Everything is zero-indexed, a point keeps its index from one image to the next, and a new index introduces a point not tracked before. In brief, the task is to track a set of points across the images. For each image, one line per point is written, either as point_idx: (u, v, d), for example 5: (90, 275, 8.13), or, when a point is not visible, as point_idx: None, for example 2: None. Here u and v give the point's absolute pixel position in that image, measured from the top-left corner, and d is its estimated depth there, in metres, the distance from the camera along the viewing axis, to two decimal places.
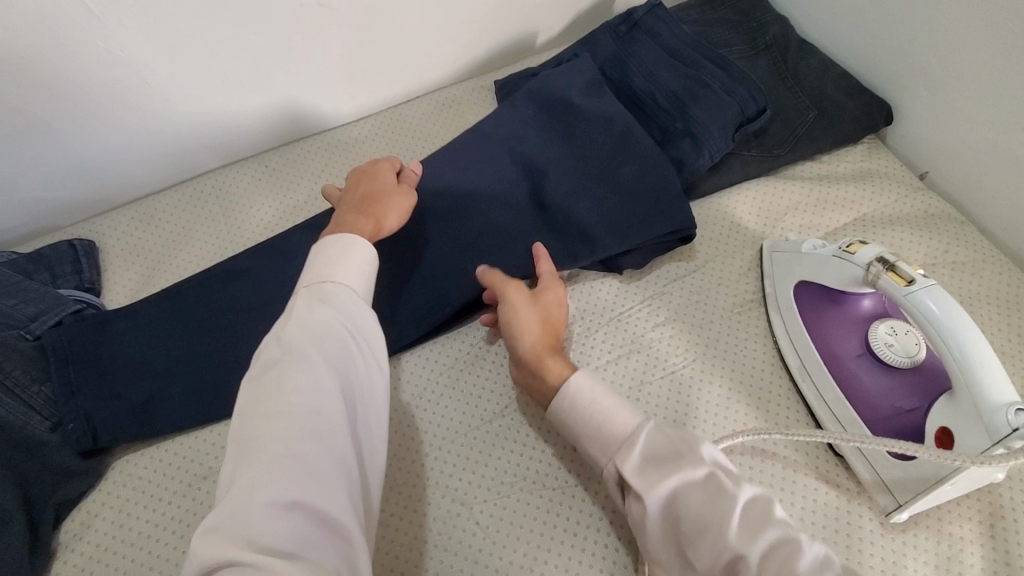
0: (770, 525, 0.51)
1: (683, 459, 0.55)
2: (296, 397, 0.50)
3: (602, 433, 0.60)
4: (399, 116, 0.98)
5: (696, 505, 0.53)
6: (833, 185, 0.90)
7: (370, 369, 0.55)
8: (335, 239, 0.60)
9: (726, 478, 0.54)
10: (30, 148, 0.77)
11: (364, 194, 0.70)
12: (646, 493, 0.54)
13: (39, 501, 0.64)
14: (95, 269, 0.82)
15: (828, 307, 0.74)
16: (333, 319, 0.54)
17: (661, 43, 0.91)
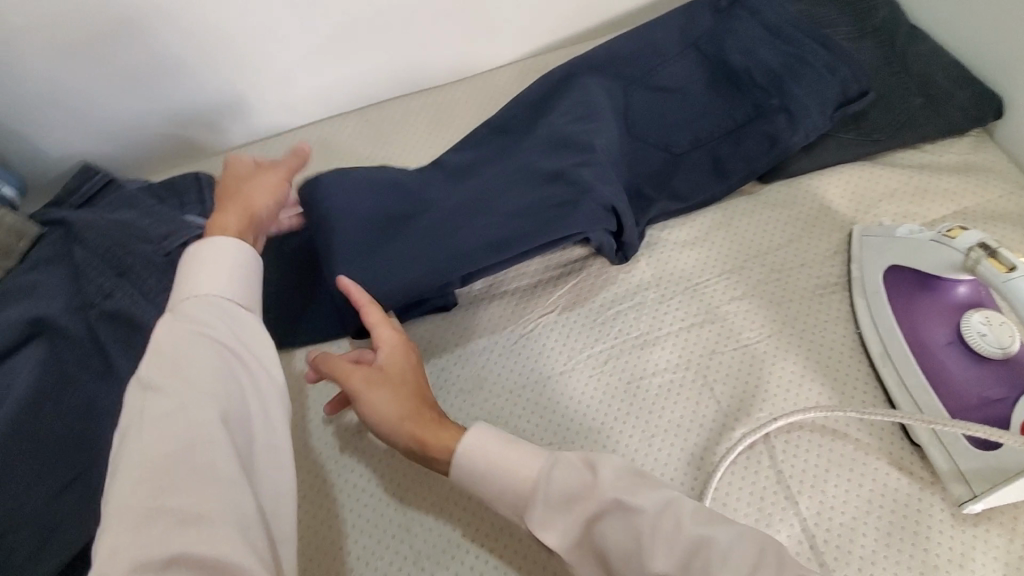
0: (690, 531, 0.50)
1: (589, 496, 0.54)
2: (160, 435, 0.49)
3: (503, 486, 0.57)
4: (491, 80, 1.02)
5: (615, 535, 0.52)
6: (932, 176, 0.87)
7: (254, 381, 0.56)
8: (188, 256, 0.61)
9: (631, 495, 0.53)
10: (171, 87, 0.86)
11: (227, 192, 0.69)
12: (560, 543, 0.55)
13: None
14: (215, 200, 0.91)
15: (919, 292, 0.72)
16: (203, 338, 0.55)
17: (761, 21, 0.89)
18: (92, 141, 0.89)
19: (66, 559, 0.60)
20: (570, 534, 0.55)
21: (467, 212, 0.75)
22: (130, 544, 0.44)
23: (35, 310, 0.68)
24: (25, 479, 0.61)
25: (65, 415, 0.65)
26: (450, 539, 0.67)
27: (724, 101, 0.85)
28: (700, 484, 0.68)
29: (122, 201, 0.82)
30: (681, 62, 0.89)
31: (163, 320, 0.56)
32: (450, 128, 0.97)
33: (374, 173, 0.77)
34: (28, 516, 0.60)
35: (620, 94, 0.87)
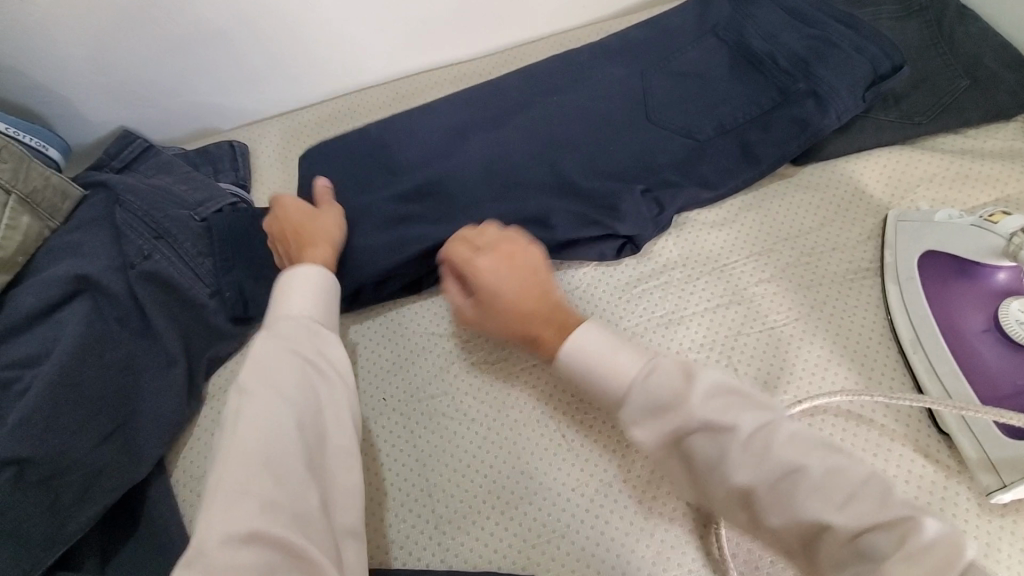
0: (781, 453, 0.47)
1: (680, 406, 0.50)
2: (250, 431, 0.50)
3: (599, 380, 0.56)
4: (520, 53, 1.01)
5: (702, 445, 0.49)
6: (976, 161, 0.84)
7: (338, 396, 0.57)
8: (289, 272, 0.63)
9: (723, 411, 0.49)
10: (205, 56, 0.87)
11: (298, 229, 0.69)
12: (648, 442, 0.52)
13: (196, 356, 0.75)
14: (248, 169, 0.93)
15: (956, 278, 0.71)
16: (291, 357, 0.56)
17: (780, 3, 0.86)
18: (129, 109, 0.91)
19: (105, 506, 0.64)
20: (655, 438, 0.52)
21: (490, 193, 0.78)
22: (214, 524, 0.45)
23: (80, 268, 0.70)
24: (69, 428, 0.63)
25: (106, 370, 0.67)
26: (472, 506, 0.68)
27: (750, 88, 0.82)
28: None
29: (159, 167, 0.84)
30: (701, 47, 0.86)
31: (258, 335, 0.57)
32: None
33: (372, 161, 0.81)
34: (73, 462, 0.63)
35: (637, 79, 0.85)
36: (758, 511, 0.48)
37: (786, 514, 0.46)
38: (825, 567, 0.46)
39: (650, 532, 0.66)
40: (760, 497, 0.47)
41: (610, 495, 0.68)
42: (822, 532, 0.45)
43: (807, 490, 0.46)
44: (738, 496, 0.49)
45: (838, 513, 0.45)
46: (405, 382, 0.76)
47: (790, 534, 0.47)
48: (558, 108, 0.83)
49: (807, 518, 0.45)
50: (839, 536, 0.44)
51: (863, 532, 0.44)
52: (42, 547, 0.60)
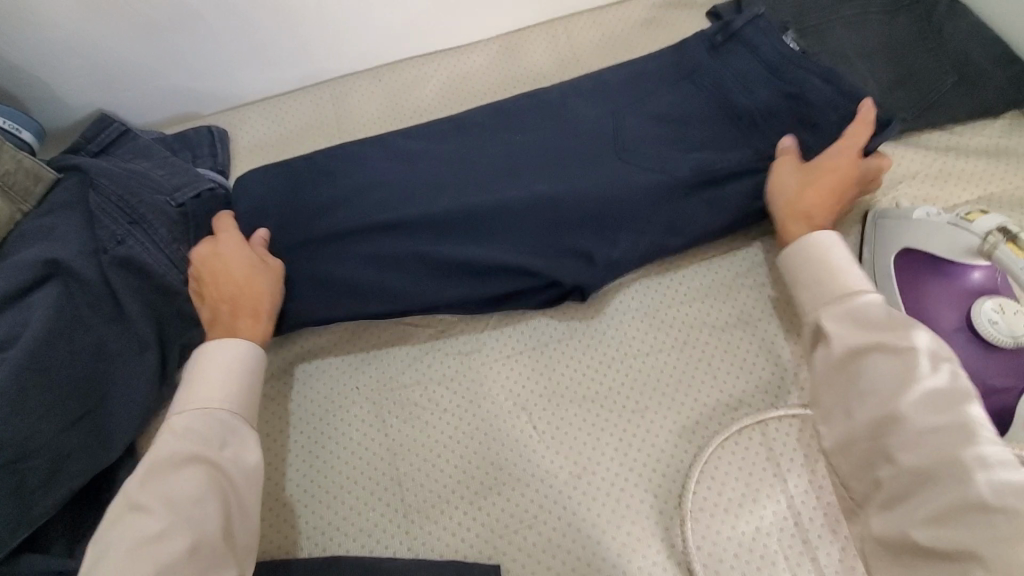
0: (959, 415, 0.53)
1: (896, 333, 0.58)
2: (140, 557, 0.52)
3: (817, 284, 0.66)
4: (510, 45, 1.00)
5: (881, 370, 0.58)
6: (960, 158, 0.84)
7: (244, 496, 0.60)
8: (205, 358, 0.65)
9: (928, 361, 0.56)
10: (182, 39, 0.86)
11: (224, 294, 0.71)
12: (833, 334, 0.62)
13: (169, 342, 0.75)
14: (227, 155, 0.93)
15: (931, 276, 0.70)
16: (196, 462, 0.58)
17: (759, 58, 0.80)
18: (107, 94, 0.90)
19: (72, 489, 0.65)
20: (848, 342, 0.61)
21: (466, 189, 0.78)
22: None
23: (50, 252, 0.69)
24: (36, 412, 0.63)
25: (75, 355, 0.67)
26: (441, 496, 0.69)
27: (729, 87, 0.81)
28: (690, 455, 0.69)
29: (135, 151, 0.84)
30: (676, 88, 0.82)
31: (161, 433, 0.60)
32: (466, 95, 0.97)
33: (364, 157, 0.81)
34: (39, 447, 0.63)
35: (616, 97, 0.83)
36: (893, 442, 0.54)
37: (928, 454, 0.52)
38: (915, 518, 0.51)
39: (618, 524, 0.66)
40: (909, 427, 0.54)
41: (579, 486, 0.68)
42: (949, 491, 0.50)
43: (967, 451, 0.51)
44: (886, 423, 0.55)
45: (1000, 519, 0.47)
46: (382, 374, 0.76)
47: (913, 475, 0.53)
48: (543, 107, 0.84)
49: (953, 467, 0.51)
50: (955, 500, 0.50)
51: (990, 509, 0.48)
52: (8, 529, 0.60)
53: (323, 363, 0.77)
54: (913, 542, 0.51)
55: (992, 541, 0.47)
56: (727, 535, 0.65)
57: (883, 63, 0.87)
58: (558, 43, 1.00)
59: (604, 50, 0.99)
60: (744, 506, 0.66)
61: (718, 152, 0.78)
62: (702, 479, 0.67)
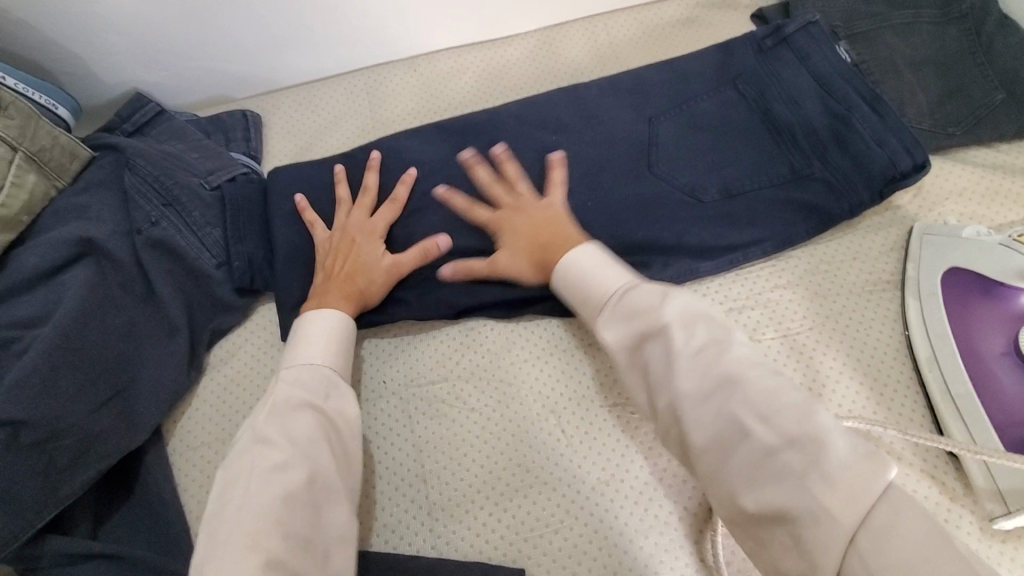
0: (724, 367, 0.50)
1: (651, 314, 0.55)
2: (264, 483, 0.53)
3: (589, 289, 0.62)
4: (547, 40, 0.98)
5: (658, 356, 0.53)
6: (1008, 177, 0.82)
7: (348, 444, 0.61)
8: (310, 318, 0.67)
9: (684, 322, 0.53)
10: (220, 21, 0.85)
11: (342, 268, 0.71)
12: (612, 342, 0.58)
13: (198, 326, 0.74)
14: (259, 140, 0.92)
15: (978, 297, 0.68)
16: (311, 406, 0.59)
17: (809, 67, 0.81)
18: (140, 72, 0.89)
19: (100, 471, 0.64)
20: (624, 340, 0.57)
21: None
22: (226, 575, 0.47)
23: (84, 231, 0.69)
24: (66, 393, 0.63)
25: (106, 335, 0.67)
26: (467, 496, 0.68)
27: (771, 97, 0.81)
28: None
29: (169, 133, 0.83)
30: (720, 91, 0.82)
31: (279, 378, 0.61)
32: (502, 89, 0.96)
33: (403, 149, 0.80)
34: (69, 428, 0.62)
35: (660, 100, 0.83)
36: (684, 420, 0.50)
37: (716, 428, 0.49)
38: (739, 488, 0.47)
39: (645, 534, 0.65)
40: (692, 404, 0.50)
41: (608, 493, 0.67)
42: (746, 448, 0.47)
43: (738, 402, 0.48)
44: (676, 406, 0.51)
45: (827, 488, 0.43)
46: (409, 371, 0.75)
47: (714, 447, 0.49)
48: (583, 104, 0.82)
49: (736, 425, 0.47)
50: (760, 455, 0.46)
51: (775, 453, 0.46)
52: (32, 510, 0.60)
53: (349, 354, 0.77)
54: (743, 512, 0.47)
55: (791, 486, 0.44)
56: None
57: (931, 74, 0.85)
58: (597, 41, 0.98)
59: (644, 50, 0.97)
60: None
61: (758, 159, 0.79)
62: None
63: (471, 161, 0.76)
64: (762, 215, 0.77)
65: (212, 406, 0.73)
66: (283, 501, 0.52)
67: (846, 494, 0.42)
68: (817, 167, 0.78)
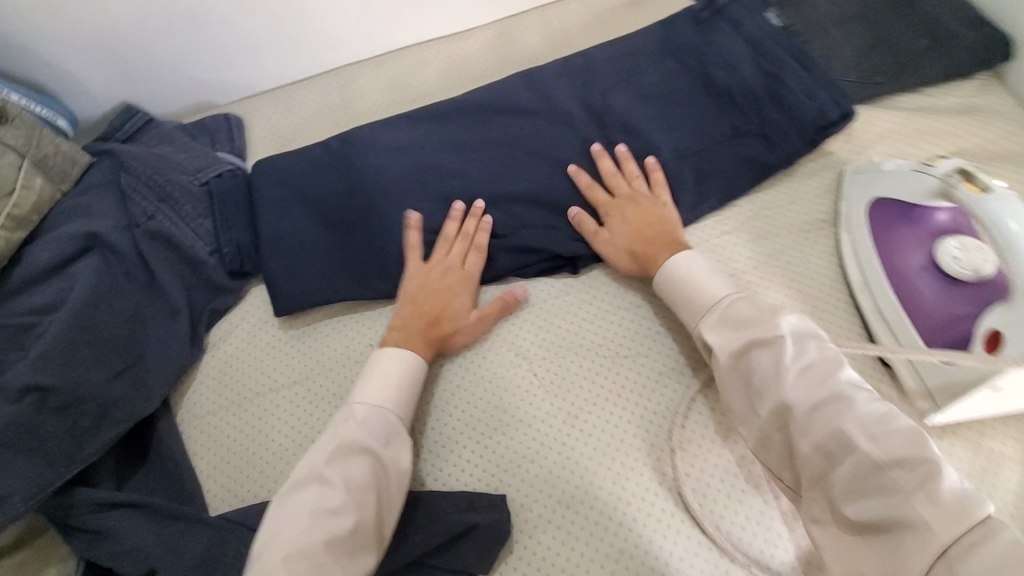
0: (833, 384, 0.58)
1: (763, 324, 0.64)
2: (312, 522, 0.57)
3: (689, 297, 0.71)
4: (505, 30, 1.06)
5: (764, 364, 0.62)
6: (936, 117, 0.88)
7: (395, 490, 0.64)
8: (387, 358, 0.70)
9: (795, 341, 0.62)
10: (201, 32, 0.93)
11: (427, 311, 0.75)
12: (719, 346, 0.66)
13: (198, 308, 0.81)
14: (243, 140, 0.99)
15: (899, 223, 0.74)
16: (368, 451, 0.63)
17: (740, 32, 0.89)
18: (129, 85, 0.96)
19: (119, 432, 0.71)
20: (730, 347, 0.65)
21: (467, 162, 0.85)
22: None
23: (89, 226, 0.76)
24: (84, 364, 0.70)
25: (116, 317, 0.74)
26: (450, 437, 0.75)
27: (709, 61, 0.88)
28: (676, 394, 0.74)
29: (160, 138, 0.91)
30: (663, 61, 0.90)
31: (345, 418, 0.65)
32: (465, 76, 1.03)
33: (375, 134, 0.88)
34: (89, 394, 0.70)
35: (607, 73, 0.90)
36: (793, 430, 0.59)
37: (821, 435, 0.56)
38: (838, 496, 0.55)
39: (612, 456, 0.71)
40: (797, 413, 0.59)
41: (577, 426, 0.73)
42: (850, 460, 0.54)
43: (848, 417, 0.56)
44: (781, 412, 0.60)
45: (929, 509, 0.49)
46: (392, 334, 0.81)
47: (817, 454, 0.57)
48: (538, 83, 0.90)
49: (842, 437, 0.55)
50: (862, 466, 0.54)
51: (883, 468, 0.53)
52: (62, 464, 0.67)
53: (334, 324, 0.83)
54: (846, 521, 0.54)
55: (895, 500, 0.51)
56: (713, 463, 0.70)
57: (857, 29, 0.91)
58: (552, 26, 1.05)
59: (596, 31, 1.04)
60: (729, 439, 0.71)
61: (700, 120, 0.86)
62: (690, 415, 0.73)
63: (596, 152, 0.83)
64: (707, 168, 0.84)
65: (215, 379, 0.81)
66: (327, 545, 0.56)
67: (949, 513, 0.48)
68: (754, 122, 0.85)
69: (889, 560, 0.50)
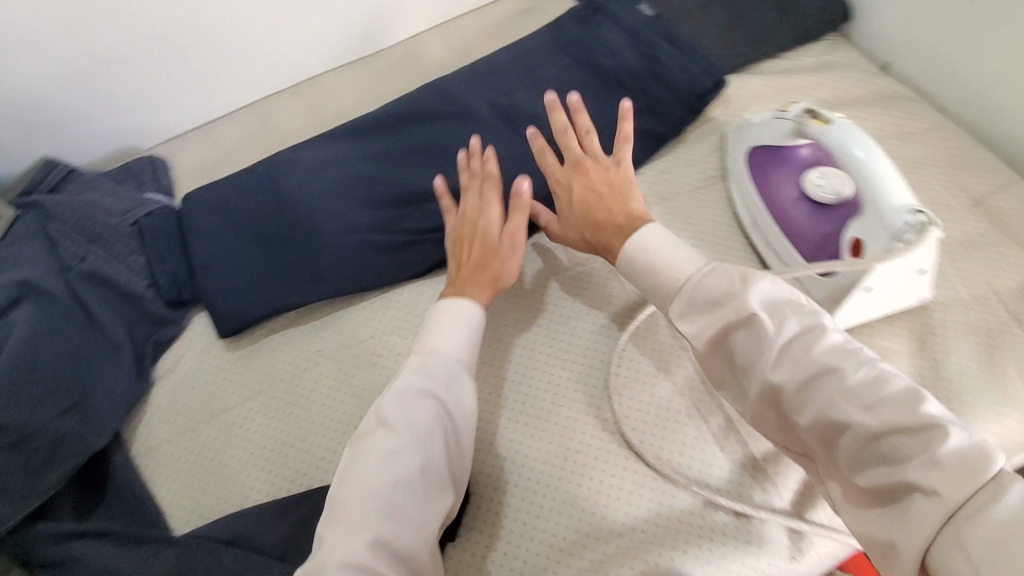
0: (817, 356, 0.55)
1: (733, 302, 0.60)
2: (379, 466, 0.57)
3: (656, 283, 0.67)
4: (411, 49, 1.14)
5: (744, 346, 0.59)
6: (797, 75, 0.99)
7: (461, 435, 0.63)
8: (447, 304, 0.70)
9: (771, 314, 0.58)
10: (116, 80, 0.96)
11: (477, 255, 0.76)
12: (695, 333, 0.63)
13: (141, 341, 0.83)
14: (168, 178, 1.02)
15: (772, 164, 0.84)
16: (429, 394, 0.62)
17: (617, 23, 0.99)
18: (45, 139, 0.98)
19: (73, 466, 0.73)
20: (703, 333, 0.62)
21: (386, 168, 0.91)
22: (339, 546, 0.53)
23: (20, 275, 0.77)
24: (29, 405, 0.72)
25: (59, 357, 0.75)
26: None
27: (594, 52, 0.98)
28: (606, 348, 0.81)
29: (84, 186, 0.92)
30: (554, 56, 0.99)
31: (408, 363, 0.65)
32: (377, 92, 1.09)
33: (296, 155, 0.93)
34: (38, 431, 0.71)
35: (505, 73, 0.98)
36: (788, 406, 0.56)
37: (815, 412, 0.54)
38: (846, 469, 0.53)
39: (558, 411, 0.77)
40: (787, 392, 0.56)
41: (522, 390, 0.79)
42: (849, 434, 0.52)
43: (835, 391, 0.53)
44: (771, 391, 0.57)
45: (935, 473, 0.47)
46: (335, 337, 0.85)
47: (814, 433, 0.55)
48: (443, 89, 0.97)
49: (835, 416, 0.53)
50: (860, 438, 0.51)
51: (880, 436, 0.50)
52: (17, 501, 0.69)
53: (280, 337, 0.86)
54: (856, 489, 0.53)
55: (899, 468, 0.49)
56: (646, 401, 0.76)
57: (717, 11, 1.03)
58: (453, 40, 1.14)
59: (494, 38, 1.13)
60: (658, 378, 0.78)
61: (593, 103, 0.94)
62: (622, 363, 0.79)
63: (550, 103, 0.81)
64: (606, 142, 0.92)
65: (166, 407, 0.82)
66: (396, 485, 0.56)
67: (955, 474, 0.46)
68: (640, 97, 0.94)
69: (896, 525, 0.49)
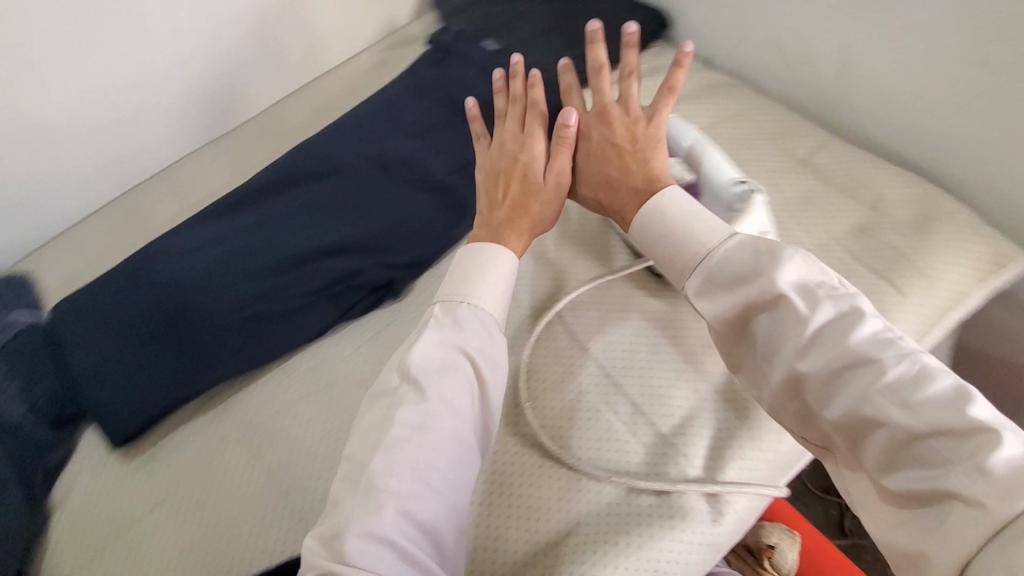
0: (854, 343, 0.52)
1: (759, 283, 0.57)
2: (407, 427, 0.56)
3: (669, 263, 0.63)
4: (272, 116, 1.15)
5: (765, 327, 0.57)
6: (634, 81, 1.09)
7: (493, 402, 0.61)
8: (477, 248, 0.68)
9: (803, 298, 0.55)
10: None
11: (514, 192, 0.73)
12: (712, 314, 0.60)
13: (29, 470, 0.79)
14: (35, 293, 0.98)
15: None
16: (458, 356, 0.61)
17: (462, 61, 1.05)
18: None
19: None
20: (722, 314, 0.60)
21: (260, 235, 0.90)
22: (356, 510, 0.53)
23: None
24: None
25: None
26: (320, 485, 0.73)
27: (445, 90, 1.02)
28: (511, 364, 0.84)
29: None
30: (410, 100, 1.03)
31: (431, 318, 0.64)
32: (243, 163, 1.08)
33: (165, 243, 0.91)
34: None
35: (364, 124, 1.01)
36: (812, 390, 0.54)
37: (846, 405, 0.51)
38: (874, 470, 0.50)
39: None
40: (816, 380, 0.53)
41: None
42: (884, 432, 0.49)
43: (876, 387, 0.50)
44: (794, 380, 0.55)
45: (975, 481, 0.44)
46: (240, 417, 0.82)
47: (847, 425, 0.52)
48: (307, 149, 0.99)
49: (870, 411, 0.50)
50: (894, 437, 0.49)
51: (920, 436, 0.47)
52: None
53: (183, 432, 0.83)
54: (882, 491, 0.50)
55: (936, 471, 0.46)
56: (557, 406, 0.79)
57: (552, 35, 1.11)
58: (313, 101, 1.16)
59: (352, 93, 1.16)
60: (564, 382, 0.81)
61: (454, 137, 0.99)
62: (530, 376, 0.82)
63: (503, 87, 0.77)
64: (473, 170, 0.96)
65: (68, 533, 0.77)
66: (426, 446, 0.56)
67: (1000, 487, 0.43)
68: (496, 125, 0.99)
69: (928, 535, 0.46)
